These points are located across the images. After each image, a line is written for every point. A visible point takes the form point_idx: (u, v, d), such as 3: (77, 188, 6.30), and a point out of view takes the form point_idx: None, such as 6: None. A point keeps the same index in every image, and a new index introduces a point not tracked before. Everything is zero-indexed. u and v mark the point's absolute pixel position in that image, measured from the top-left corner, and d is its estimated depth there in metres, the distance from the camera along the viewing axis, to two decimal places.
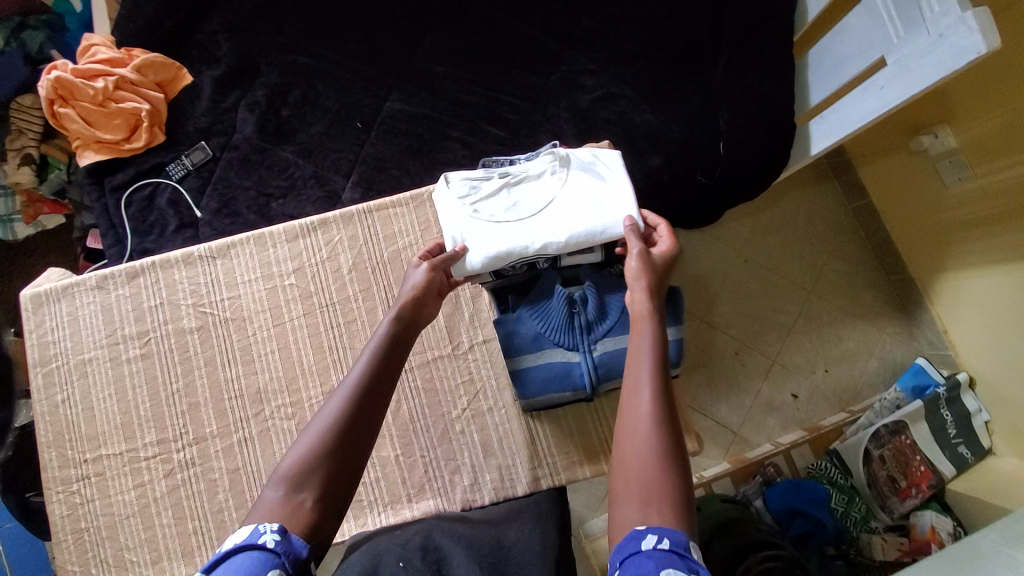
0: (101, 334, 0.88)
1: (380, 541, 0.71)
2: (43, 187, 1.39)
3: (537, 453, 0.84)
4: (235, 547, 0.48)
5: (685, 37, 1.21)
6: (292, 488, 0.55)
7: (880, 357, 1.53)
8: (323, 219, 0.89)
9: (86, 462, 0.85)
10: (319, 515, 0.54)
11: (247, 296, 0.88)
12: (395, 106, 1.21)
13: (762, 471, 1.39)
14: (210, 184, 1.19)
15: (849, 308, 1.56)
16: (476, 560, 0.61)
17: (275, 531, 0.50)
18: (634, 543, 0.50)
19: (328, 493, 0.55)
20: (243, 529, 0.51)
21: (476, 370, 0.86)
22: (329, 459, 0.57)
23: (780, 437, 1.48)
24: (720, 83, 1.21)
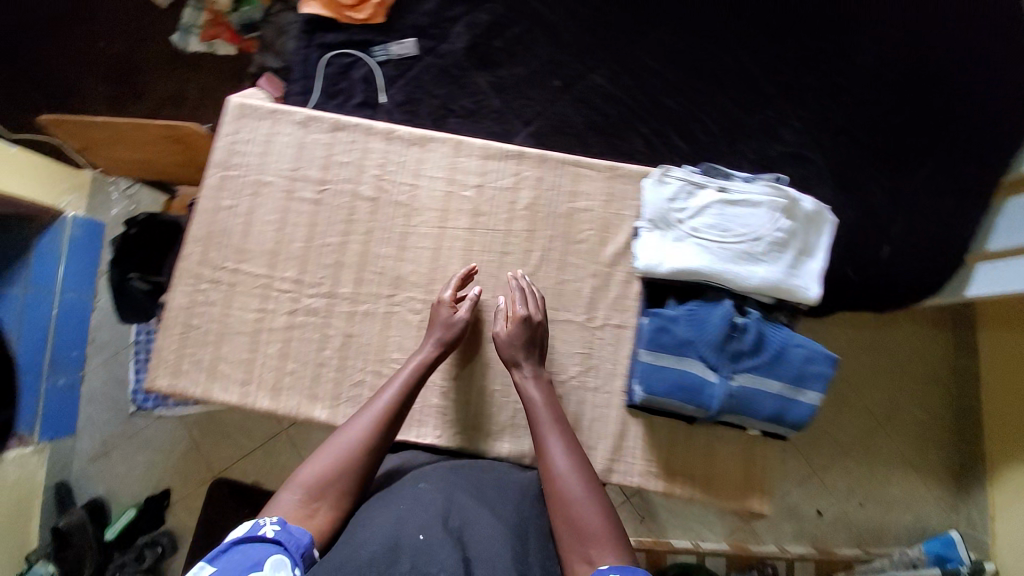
0: (287, 164, 0.92)
1: (403, 491, 0.74)
2: (235, 15, 1.57)
3: (623, 448, 0.84)
4: (238, 540, 0.60)
5: (893, 134, 1.20)
6: (308, 496, 0.70)
7: (915, 512, 1.49)
8: (520, 150, 0.92)
9: (224, 269, 0.89)
10: (327, 523, 0.69)
11: (425, 191, 0.91)
12: (597, 81, 1.25)
13: (759, 566, 1.39)
14: (404, 79, 1.26)
15: (910, 457, 1.51)
16: (497, 531, 0.68)
17: (274, 523, 0.64)
18: None
19: (337, 504, 0.71)
20: (241, 526, 0.63)
21: (597, 348, 0.86)
22: (340, 482, 0.71)
23: (788, 544, 1.46)
24: (909, 192, 1.19)
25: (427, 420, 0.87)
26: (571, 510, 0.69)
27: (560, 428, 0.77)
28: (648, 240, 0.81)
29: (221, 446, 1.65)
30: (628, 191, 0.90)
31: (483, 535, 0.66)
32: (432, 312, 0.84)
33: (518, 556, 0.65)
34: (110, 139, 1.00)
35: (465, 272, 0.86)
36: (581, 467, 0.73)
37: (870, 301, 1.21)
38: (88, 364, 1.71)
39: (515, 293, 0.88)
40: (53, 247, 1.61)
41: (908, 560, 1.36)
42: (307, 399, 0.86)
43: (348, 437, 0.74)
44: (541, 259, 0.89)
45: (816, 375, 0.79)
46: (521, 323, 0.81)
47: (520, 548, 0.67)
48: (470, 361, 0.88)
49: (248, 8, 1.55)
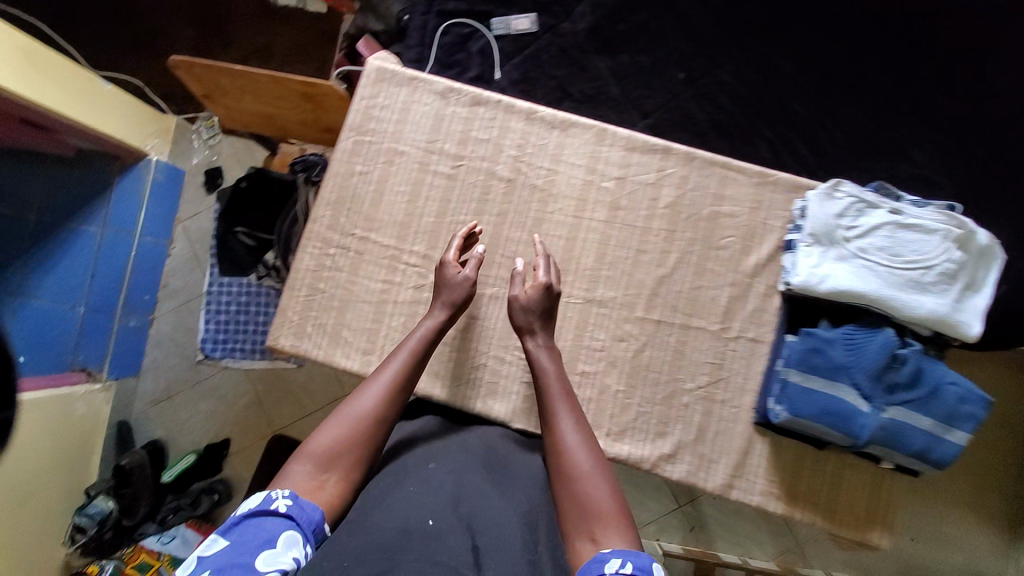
0: (423, 135, 0.89)
1: (411, 467, 0.71)
2: None
3: (746, 463, 0.84)
4: (250, 513, 0.58)
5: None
6: (318, 468, 0.66)
7: (967, 554, 1.42)
8: (667, 146, 0.88)
9: (353, 236, 0.88)
10: (337, 493, 0.66)
11: (564, 177, 0.87)
12: (722, 78, 1.19)
13: None
14: (520, 55, 1.21)
15: (966, 498, 1.42)
16: (505, 514, 0.64)
17: (286, 497, 0.61)
18: (600, 564, 0.58)
19: (346, 475, 0.67)
20: (253, 495, 0.61)
21: (729, 361, 0.85)
22: (351, 450, 0.68)
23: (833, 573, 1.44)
24: None
25: None
26: (578, 488, 0.67)
27: (568, 403, 0.75)
28: (811, 254, 0.79)
29: (284, 402, 1.68)
30: (777, 200, 0.86)
31: (494, 521, 0.62)
32: (440, 277, 0.82)
33: (528, 542, 0.61)
34: (235, 86, 0.96)
35: (465, 231, 0.84)
36: (588, 448, 0.70)
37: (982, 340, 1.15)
38: (158, 310, 1.74)
39: (648, 293, 0.85)
40: (135, 188, 1.62)
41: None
42: (427, 376, 0.85)
43: (360, 404, 0.71)
44: (679, 262, 0.86)
45: (968, 416, 0.76)
46: (542, 292, 0.79)
47: (532, 534, 0.63)
48: (477, 332, 0.86)
49: None
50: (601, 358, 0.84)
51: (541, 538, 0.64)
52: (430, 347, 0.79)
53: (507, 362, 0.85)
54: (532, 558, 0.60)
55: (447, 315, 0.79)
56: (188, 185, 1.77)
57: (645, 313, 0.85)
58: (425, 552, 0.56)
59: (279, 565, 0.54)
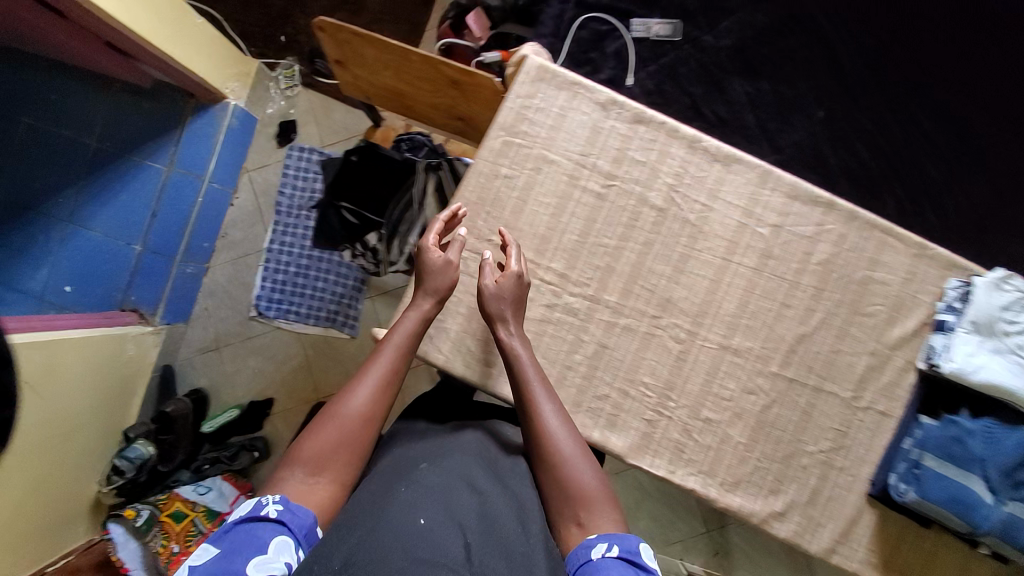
0: (578, 146, 0.84)
1: (401, 467, 0.72)
2: None
3: (850, 532, 0.83)
4: (242, 520, 0.60)
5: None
6: (308, 472, 0.66)
7: None
8: (831, 201, 0.84)
9: (490, 242, 0.84)
10: (330, 495, 0.66)
11: (718, 216, 0.83)
12: (861, 125, 1.14)
13: None
14: (657, 64, 1.15)
15: None
16: (507, 510, 0.67)
17: (276, 503, 0.62)
18: (588, 552, 0.63)
19: (338, 477, 0.67)
20: (246, 503, 0.63)
21: (854, 430, 0.83)
22: (342, 451, 0.69)
23: None
24: None
25: (663, 451, 0.81)
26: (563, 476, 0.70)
27: (543, 387, 0.75)
28: (968, 341, 0.78)
29: (331, 371, 1.66)
30: (930, 274, 0.85)
31: (482, 520, 0.63)
32: (422, 265, 0.80)
33: (522, 533, 0.64)
34: (376, 59, 0.89)
35: (448, 214, 0.80)
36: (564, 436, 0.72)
37: None
38: (215, 260, 1.70)
39: (785, 349, 0.82)
40: (208, 132, 1.55)
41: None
42: None
43: (349, 405, 0.71)
44: (822, 322, 0.83)
45: None
46: (513, 282, 0.77)
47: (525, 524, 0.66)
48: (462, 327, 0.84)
49: None
50: (727, 408, 0.81)
51: (534, 528, 0.66)
52: (416, 338, 0.78)
53: (592, 394, 0.82)
54: (527, 549, 0.62)
55: (434, 304, 0.78)
56: (257, 134, 1.68)
57: (779, 369, 0.82)
58: (413, 546, 0.56)
59: (270, 572, 0.55)
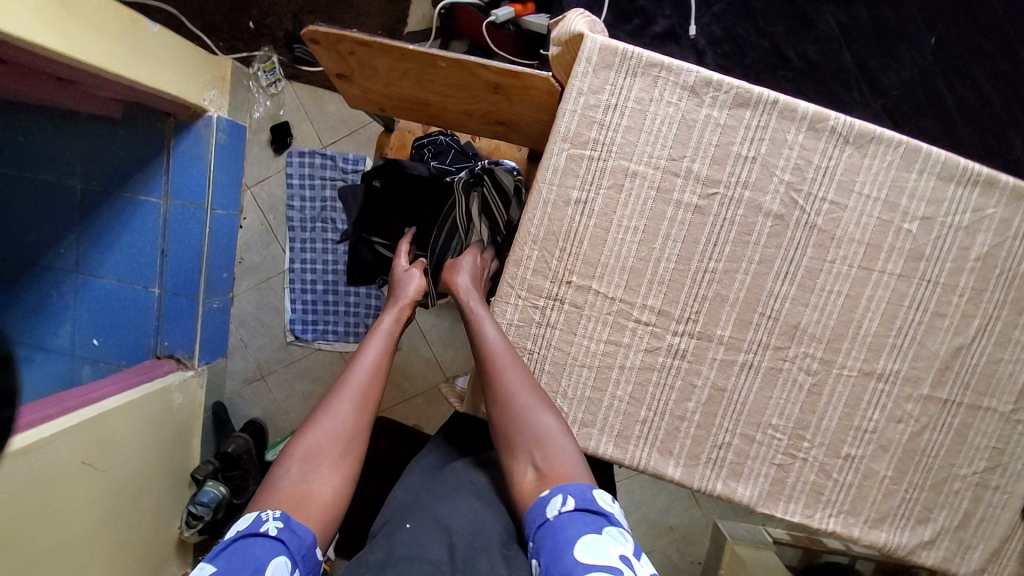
0: (665, 149, 0.66)
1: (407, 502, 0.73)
2: None
3: (1006, 551, 0.75)
4: (239, 536, 0.53)
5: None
6: (305, 470, 0.60)
7: None
8: (994, 176, 0.65)
9: (569, 285, 0.69)
10: (327, 498, 0.60)
11: (853, 214, 0.66)
12: (985, 48, 0.90)
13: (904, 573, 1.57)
14: (724, 2, 0.90)
15: None
16: (500, 514, 0.65)
17: (276, 520, 0.55)
18: (545, 512, 0.57)
19: (335, 475, 0.61)
20: (246, 519, 0.56)
21: (1015, 444, 0.72)
22: (340, 445, 0.63)
23: None
24: None
25: (798, 496, 0.71)
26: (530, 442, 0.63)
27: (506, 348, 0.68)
28: None
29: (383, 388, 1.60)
30: None
31: (472, 525, 0.62)
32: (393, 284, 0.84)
33: (507, 536, 0.61)
34: (390, 67, 0.69)
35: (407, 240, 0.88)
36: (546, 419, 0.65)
37: None
38: (237, 288, 1.57)
39: (939, 367, 0.69)
40: (197, 153, 1.36)
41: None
42: (659, 453, 0.72)
43: (341, 404, 0.66)
44: (982, 329, 0.68)
45: None
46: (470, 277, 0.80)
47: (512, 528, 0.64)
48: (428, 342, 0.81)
49: None
50: (872, 441, 0.71)
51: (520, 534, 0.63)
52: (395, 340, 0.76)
53: (709, 444, 0.71)
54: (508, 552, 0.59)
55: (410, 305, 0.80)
56: (250, 143, 1.49)
57: (932, 391, 0.69)
58: (394, 545, 0.60)
59: None
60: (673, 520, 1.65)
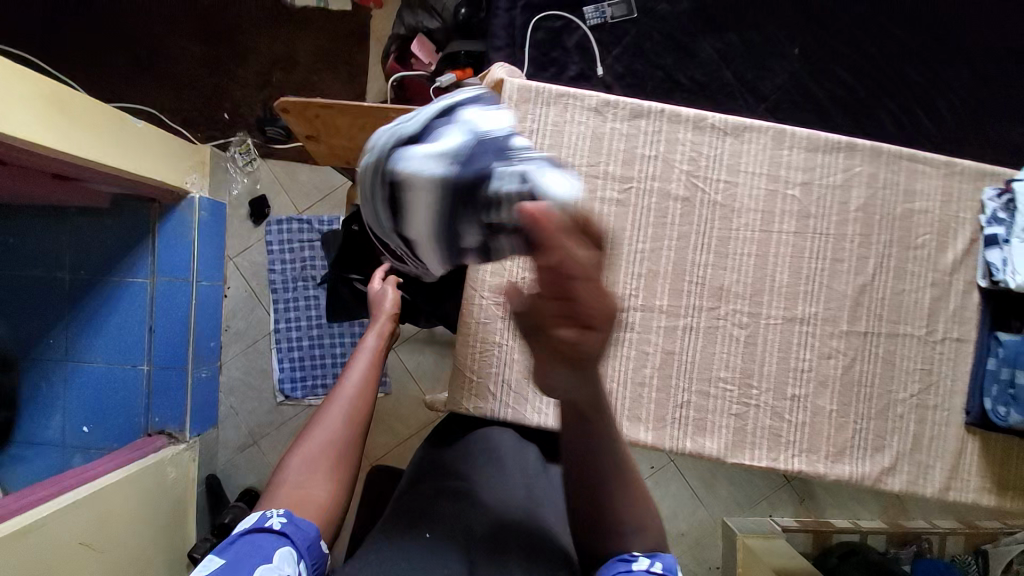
0: (584, 159, 0.80)
1: (416, 496, 0.71)
2: None
3: (959, 465, 0.82)
4: (246, 531, 0.61)
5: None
6: (298, 480, 0.67)
7: None
8: (851, 142, 0.80)
9: (523, 280, 0.80)
10: (322, 501, 0.67)
11: (745, 188, 0.80)
12: (835, 52, 1.11)
13: (917, 542, 1.59)
14: (621, 45, 1.10)
15: None
16: (513, 510, 0.67)
17: (280, 515, 0.63)
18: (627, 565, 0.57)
19: (327, 482, 0.68)
20: (252, 517, 0.64)
21: (938, 364, 0.81)
22: (329, 455, 0.70)
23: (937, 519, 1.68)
24: None
25: (760, 442, 0.79)
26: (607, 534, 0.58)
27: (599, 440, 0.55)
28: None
29: (376, 434, 1.61)
30: (964, 190, 0.82)
31: (487, 531, 0.64)
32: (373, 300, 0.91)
33: (524, 539, 0.64)
34: (350, 124, 0.84)
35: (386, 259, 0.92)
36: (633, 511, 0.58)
37: None
38: (225, 356, 1.62)
39: (851, 305, 0.80)
40: (181, 232, 1.46)
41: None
42: (629, 421, 0.79)
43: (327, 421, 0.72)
44: (878, 267, 0.80)
45: None
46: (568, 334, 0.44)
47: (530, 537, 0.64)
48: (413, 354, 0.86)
49: None
50: (811, 379, 0.79)
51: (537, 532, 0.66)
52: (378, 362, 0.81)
53: (672, 404, 0.79)
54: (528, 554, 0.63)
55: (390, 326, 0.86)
56: (230, 218, 1.60)
57: (850, 327, 0.79)
58: (415, 559, 0.60)
59: None
60: (682, 526, 1.64)
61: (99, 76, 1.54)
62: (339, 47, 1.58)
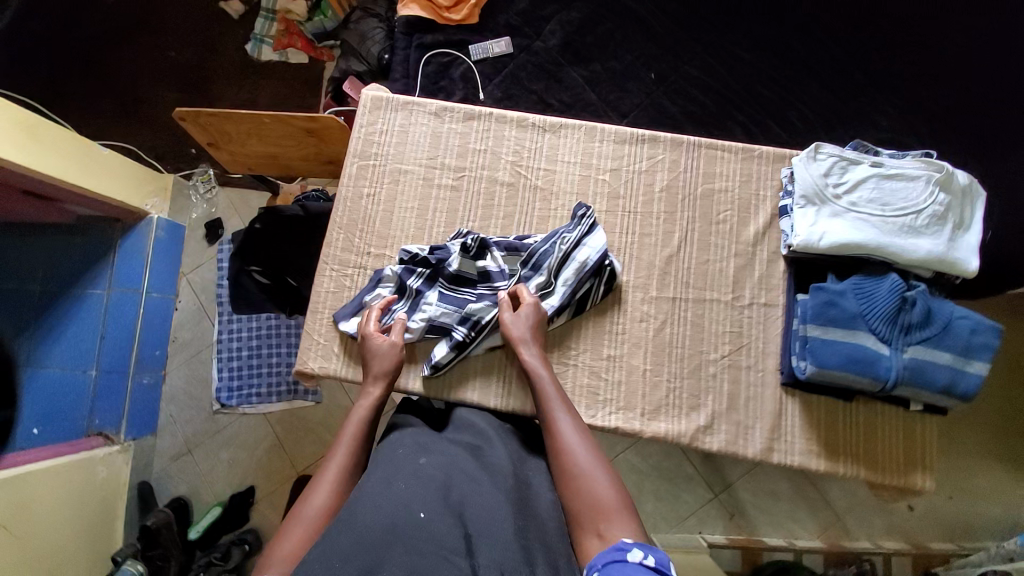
0: (424, 153, 0.95)
1: (403, 463, 0.66)
2: (309, 27, 1.74)
3: (780, 426, 0.84)
4: None
5: (1006, 107, 1.11)
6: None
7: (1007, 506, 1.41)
8: (654, 135, 0.93)
9: (369, 255, 0.92)
10: None
11: (562, 175, 0.93)
12: (690, 74, 1.24)
13: (858, 563, 1.36)
14: (500, 75, 1.27)
15: (995, 450, 1.44)
16: (505, 497, 0.62)
17: None
18: (621, 551, 0.53)
19: None
20: None
21: (747, 327, 0.86)
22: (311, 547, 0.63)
23: (881, 539, 1.42)
24: (1007, 172, 1.08)
25: (577, 399, 0.84)
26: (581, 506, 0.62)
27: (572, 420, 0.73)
28: (806, 214, 0.81)
29: (298, 443, 1.62)
30: (764, 171, 0.91)
31: (485, 507, 0.60)
32: (368, 350, 0.83)
33: (520, 528, 0.58)
34: (238, 132, 1.02)
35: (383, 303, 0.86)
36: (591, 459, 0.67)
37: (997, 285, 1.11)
38: (169, 365, 1.73)
39: (658, 273, 0.88)
40: (137, 248, 1.63)
41: (1004, 552, 1.24)
42: (457, 381, 0.87)
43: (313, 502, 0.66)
44: (683, 240, 0.89)
45: (984, 346, 0.77)
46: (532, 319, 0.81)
47: (524, 520, 0.61)
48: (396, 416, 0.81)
49: (322, 18, 1.73)
50: (624, 341, 0.86)
51: (531, 528, 0.60)
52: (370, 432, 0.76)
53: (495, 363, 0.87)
54: (526, 543, 0.57)
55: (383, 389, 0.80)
56: (188, 239, 1.79)
57: (659, 293, 0.88)
58: (413, 538, 0.54)
59: None
60: None
61: (91, 121, 1.80)
62: (291, 91, 1.83)
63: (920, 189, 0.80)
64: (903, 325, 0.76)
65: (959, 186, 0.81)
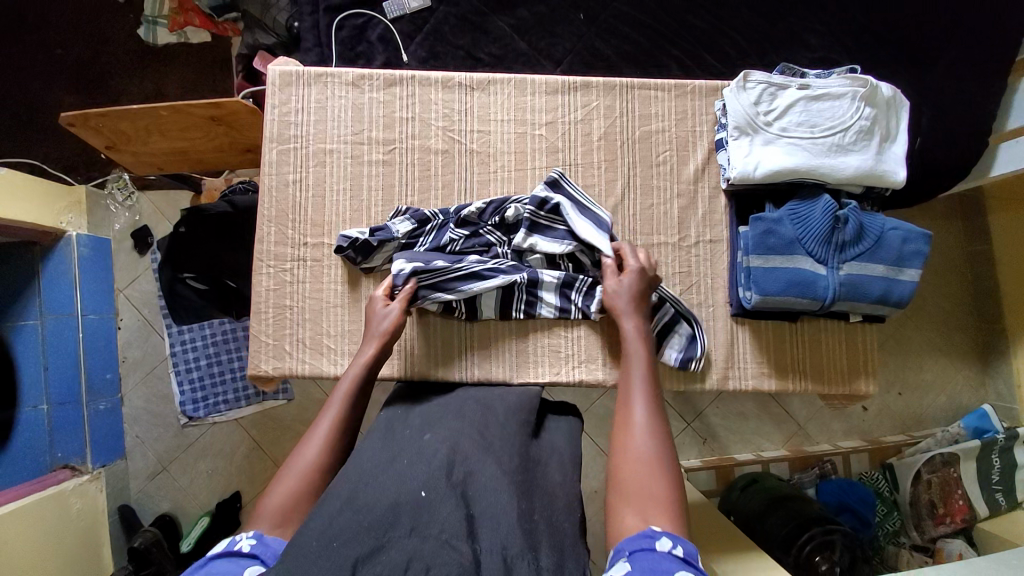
0: (347, 129, 0.88)
1: (408, 442, 0.67)
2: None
3: (733, 355, 0.88)
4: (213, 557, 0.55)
5: (926, 14, 1.12)
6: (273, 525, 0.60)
7: (948, 393, 1.54)
8: (585, 81, 0.89)
9: (305, 245, 0.87)
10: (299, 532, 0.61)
11: (497, 135, 0.89)
12: (620, 10, 1.18)
13: (820, 464, 1.46)
14: (423, 33, 1.19)
15: (935, 341, 1.54)
16: (508, 476, 0.62)
17: (250, 536, 0.57)
18: (650, 541, 0.54)
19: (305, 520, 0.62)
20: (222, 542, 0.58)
21: (696, 265, 0.88)
22: (305, 500, 0.63)
23: (841, 440, 1.53)
24: (930, 81, 1.11)
25: (541, 359, 0.88)
26: (618, 471, 0.62)
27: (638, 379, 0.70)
28: (741, 145, 0.82)
29: (280, 443, 1.60)
30: (698, 107, 0.90)
31: (489, 487, 0.59)
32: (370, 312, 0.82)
33: (524, 511, 0.58)
34: (135, 127, 0.93)
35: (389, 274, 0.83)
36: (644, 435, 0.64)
37: (923, 191, 1.16)
38: (125, 387, 1.63)
39: None
40: (63, 270, 1.48)
41: (949, 436, 1.41)
42: (419, 360, 0.87)
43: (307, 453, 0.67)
44: (625, 186, 0.89)
45: (914, 253, 0.81)
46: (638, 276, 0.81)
47: (528, 502, 0.60)
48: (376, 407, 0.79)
49: None
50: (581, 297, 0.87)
51: (536, 506, 0.61)
52: (359, 400, 0.74)
53: (461, 334, 0.88)
54: (529, 527, 0.57)
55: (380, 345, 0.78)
56: (117, 253, 1.65)
57: None
58: (418, 525, 0.54)
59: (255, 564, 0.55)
60: (594, 483, 1.38)
61: None
62: (199, 74, 1.65)
63: (846, 106, 0.81)
64: (839, 244, 0.80)
65: (884, 98, 0.82)
